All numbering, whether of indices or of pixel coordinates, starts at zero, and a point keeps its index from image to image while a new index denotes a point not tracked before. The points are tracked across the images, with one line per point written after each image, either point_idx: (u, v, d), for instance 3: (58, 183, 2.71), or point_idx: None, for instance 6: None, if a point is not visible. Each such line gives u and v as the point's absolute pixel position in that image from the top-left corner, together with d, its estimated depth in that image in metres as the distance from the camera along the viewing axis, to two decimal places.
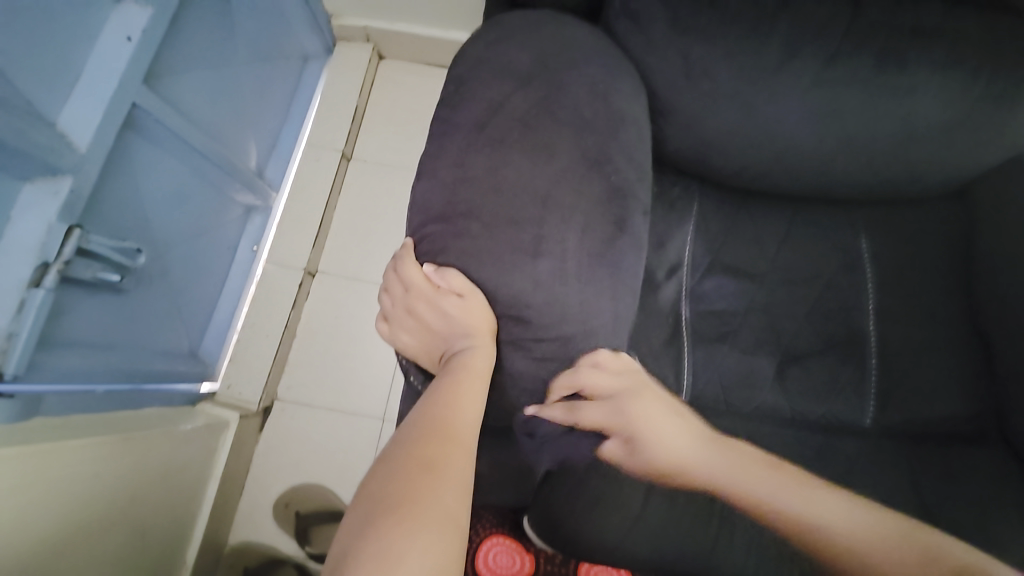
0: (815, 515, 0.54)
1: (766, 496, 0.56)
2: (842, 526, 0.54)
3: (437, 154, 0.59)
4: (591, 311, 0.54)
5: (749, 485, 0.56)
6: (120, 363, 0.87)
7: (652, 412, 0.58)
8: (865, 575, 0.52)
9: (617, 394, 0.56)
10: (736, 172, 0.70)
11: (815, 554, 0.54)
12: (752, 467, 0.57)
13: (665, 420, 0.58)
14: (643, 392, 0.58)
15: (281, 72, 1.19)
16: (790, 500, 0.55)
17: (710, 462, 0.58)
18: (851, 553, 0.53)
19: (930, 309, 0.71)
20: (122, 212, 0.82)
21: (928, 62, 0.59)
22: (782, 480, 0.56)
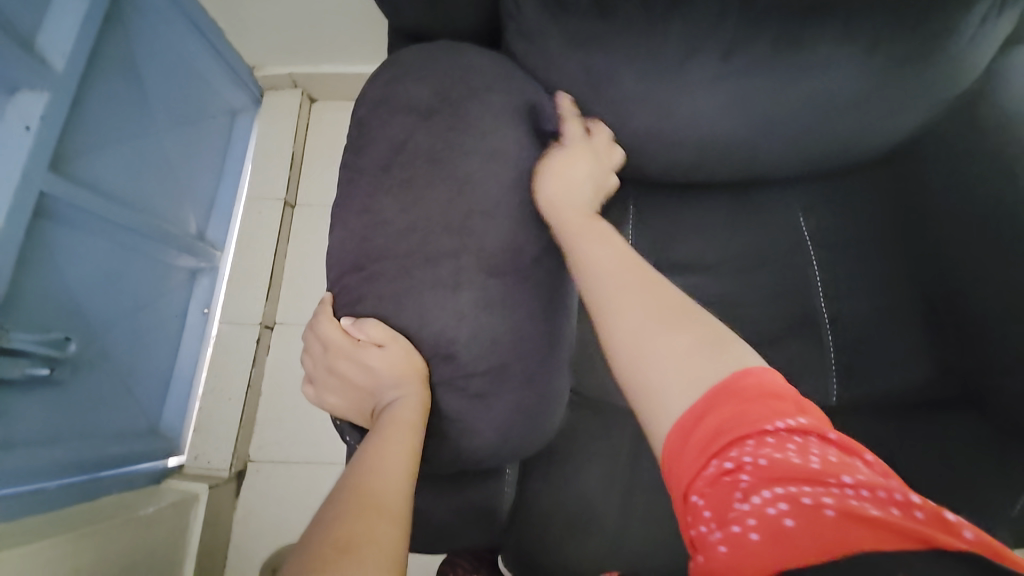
0: (650, 306, 0.43)
1: (649, 326, 0.42)
2: (680, 334, 0.40)
3: (348, 201, 0.57)
4: (562, 174, 0.57)
5: (632, 325, 0.42)
6: (75, 456, 0.84)
7: (583, 238, 0.52)
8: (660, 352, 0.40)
9: (564, 225, 0.54)
10: (662, 170, 0.69)
11: (634, 334, 0.42)
12: (669, 306, 0.43)
13: (598, 245, 0.51)
14: (588, 224, 0.53)
15: (209, 130, 1.16)
16: (698, 356, 0.39)
17: (578, 236, 0.52)
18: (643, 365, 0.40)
19: (880, 279, 0.71)
20: (46, 304, 0.79)
21: (825, 40, 0.58)
22: (689, 333, 0.40)
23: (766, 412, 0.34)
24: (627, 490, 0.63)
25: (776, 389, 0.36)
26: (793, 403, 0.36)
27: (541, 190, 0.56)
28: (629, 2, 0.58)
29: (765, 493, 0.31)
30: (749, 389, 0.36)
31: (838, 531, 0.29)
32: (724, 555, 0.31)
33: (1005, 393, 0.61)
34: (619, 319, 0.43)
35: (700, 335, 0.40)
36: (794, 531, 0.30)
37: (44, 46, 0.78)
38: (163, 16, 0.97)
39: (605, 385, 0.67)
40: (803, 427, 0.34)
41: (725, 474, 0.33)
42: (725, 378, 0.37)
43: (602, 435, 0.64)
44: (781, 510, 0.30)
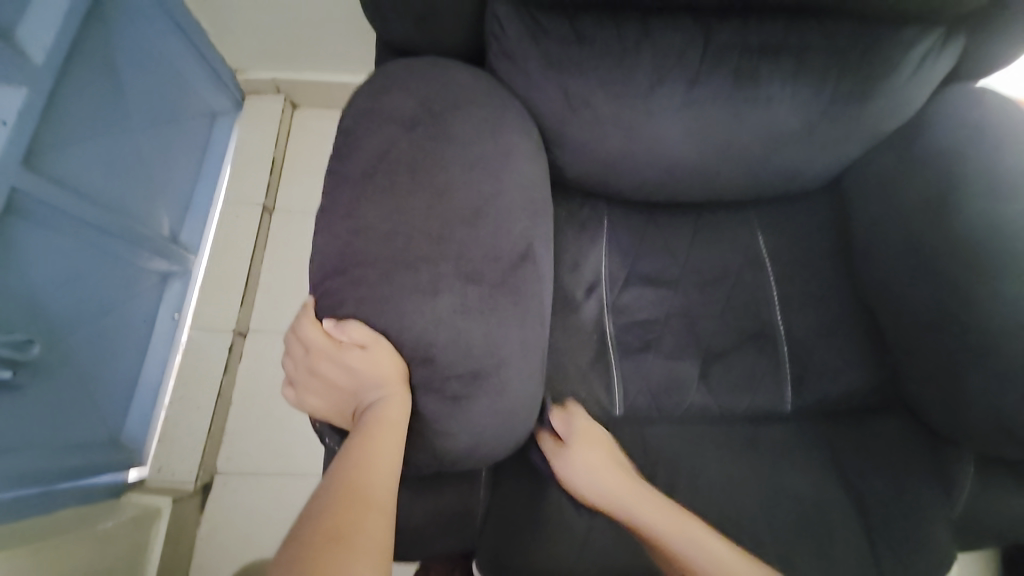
0: (733, 566, 0.56)
1: (728, 564, 0.56)
2: (750, 568, 0.56)
3: (331, 208, 0.58)
4: (587, 455, 0.60)
5: (726, 564, 0.56)
6: (31, 464, 0.80)
7: (619, 491, 0.59)
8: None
9: (613, 502, 0.59)
10: (635, 188, 0.73)
11: (720, 567, 0.55)
12: (734, 554, 0.57)
13: (629, 492, 0.59)
14: (626, 479, 0.60)
15: (186, 132, 1.15)
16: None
17: (631, 503, 0.58)
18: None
19: (824, 293, 0.76)
20: (9, 303, 0.76)
21: (781, 74, 0.64)
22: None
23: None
24: None
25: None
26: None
27: (572, 480, 0.60)
28: (605, 30, 0.62)
29: None
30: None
31: None
32: None
33: (924, 398, 0.69)
34: (690, 566, 0.55)
35: (775, 570, 0.57)
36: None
37: (23, 38, 0.77)
38: (147, 19, 0.98)
39: (579, 391, 0.69)
40: None
41: None
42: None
43: None
44: None
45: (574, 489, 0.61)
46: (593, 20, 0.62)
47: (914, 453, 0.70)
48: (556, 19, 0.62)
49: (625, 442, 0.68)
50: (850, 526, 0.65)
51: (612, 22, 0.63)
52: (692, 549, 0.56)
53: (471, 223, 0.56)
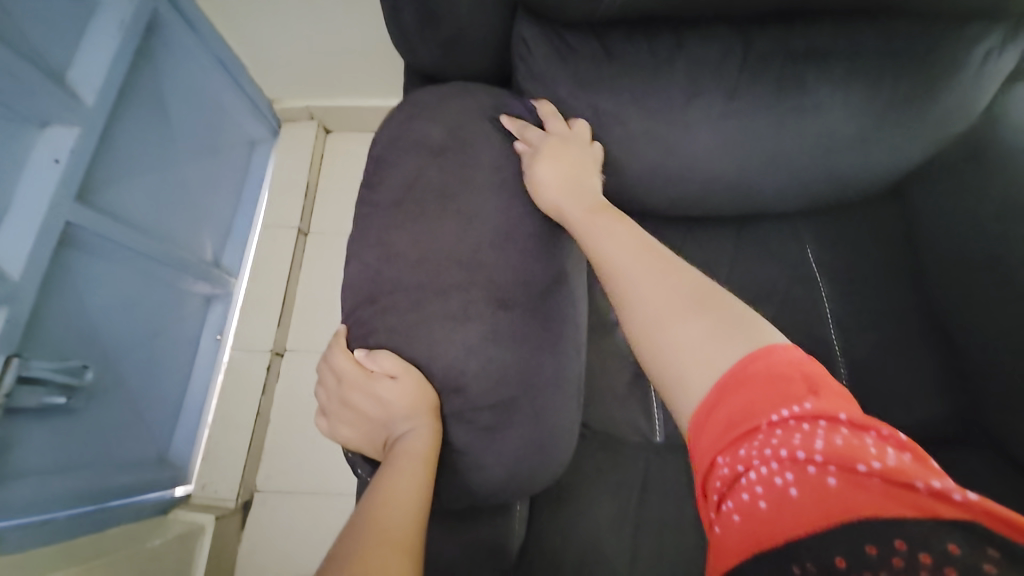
0: (674, 289, 0.43)
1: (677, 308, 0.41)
2: (697, 321, 0.40)
3: (362, 236, 0.59)
4: (554, 163, 0.57)
5: (687, 341, 0.39)
6: (86, 484, 0.84)
7: (600, 228, 0.51)
8: (683, 334, 0.39)
9: (565, 208, 0.55)
10: (670, 203, 0.70)
11: (678, 342, 0.40)
12: (684, 295, 0.42)
13: (611, 229, 0.51)
14: (603, 216, 0.52)
15: (227, 160, 1.20)
16: (719, 341, 0.38)
17: (590, 225, 0.52)
18: (669, 357, 0.40)
19: (891, 311, 0.71)
20: (66, 331, 0.80)
21: (827, 80, 0.60)
22: (708, 318, 0.40)
23: (778, 399, 0.34)
24: (639, 528, 0.61)
25: (793, 369, 0.35)
26: (804, 385, 0.34)
27: (537, 187, 0.57)
28: (635, 45, 0.60)
29: (784, 473, 0.31)
30: (768, 367, 0.35)
31: (839, 499, 0.29)
32: (737, 523, 0.32)
33: (1013, 427, 0.60)
34: (661, 335, 0.41)
35: (721, 319, 0.39)
36: (799, 500, 0.30)
37: (74, 80, 0.82)
38: (190, 54, 1.03)
39: (617, 418, 0.66)
40: (811, 412, 0.33)
41: (736, 472, 0.33)
42: (735, 364, 0.36)
43: (613, 470, 0.64)
44: (788, 481, 0.30)
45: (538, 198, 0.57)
46: (622, 36, 0.61)
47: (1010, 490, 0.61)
48: (583, 37, 0.61)
49: (668, 473, 0.64)
50: None
51: (643, 36, 0.61)
52: None
53: (500, 248, 0.55)
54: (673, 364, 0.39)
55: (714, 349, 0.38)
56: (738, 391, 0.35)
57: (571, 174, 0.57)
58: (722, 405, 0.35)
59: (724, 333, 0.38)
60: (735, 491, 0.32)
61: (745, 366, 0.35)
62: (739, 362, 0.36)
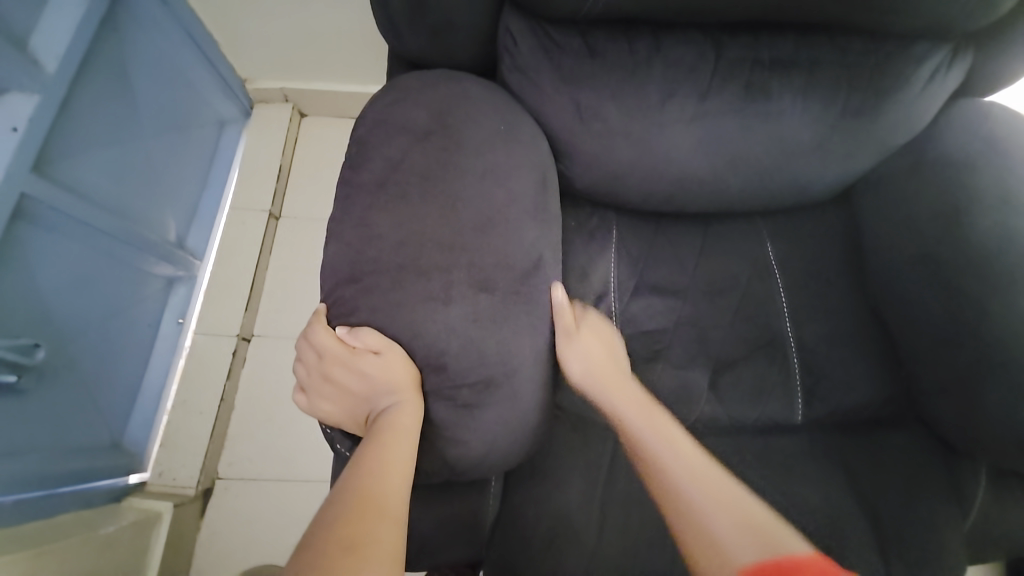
0: (710, 485, 0.50)
1: (711, 504, 0.49)
2: (729, 517, 0.47)
3: (343, 215, 0.59)
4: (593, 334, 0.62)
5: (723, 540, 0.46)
6: (33, 469, 0.79)
7: (639, 415, 0.57)
8: (718, 530, 0.46)
9: (603, 382, 0.60)
10: (644, 198, 0.73)
11: (714, 535, 0.46)
12: (717, 491, 0.50)
13: (652, 420, 0.57)
14: (646, 407, 0.59)
15: (195, 139, 1.16)
16: (747, 540, 0.45)
17: (633, 411, 0.58)
18: (720, 555, 0.45)
19: (836, 306, 0.76)
20: (18, 309, 0.76)
21: (790, 88, 0.65)
22: (737, 516, 0.47)
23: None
24: (607, 504, 0.65)
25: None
26: None
27: (569, 356, 0.59)
28: (616, 43, 0.63)
29: None
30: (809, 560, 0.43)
31: None
32: None
33: (940, 412, 0.69)
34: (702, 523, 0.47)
35: (747, 521, 0.47)
36: None
37: (37, 46, 0.78)
38: (159, 28, 0.99)
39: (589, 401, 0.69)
40: None
41: None
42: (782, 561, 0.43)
43: (584, 450, 0.67)
44: None
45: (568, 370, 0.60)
46: (605, 35, 0.64)
47: (935, 466, 0.69)
48: (567, 33, 0.63)
49: None
50: (862, 538, 0.65)
51: (624, 37, 0.64)
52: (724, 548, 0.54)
53: (483, 232, 0.57)
54: (725, 564, 0.44)
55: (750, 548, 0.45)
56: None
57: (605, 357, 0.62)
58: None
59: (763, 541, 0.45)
60: None
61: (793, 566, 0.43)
62: (785, 553, 0.44)
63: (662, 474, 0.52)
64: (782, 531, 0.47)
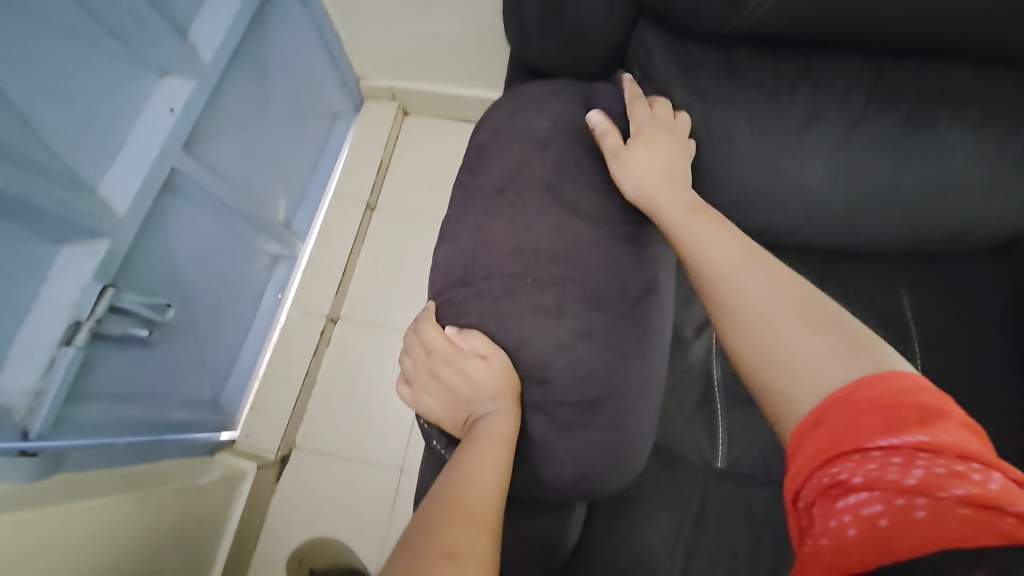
0: (777, 291, 0.44)
1: (782, 321, 0.42)
2: (813, 333, 0.41)
3: (459, 218, 0.59)
4: (697, 228, 0.50)
5: (806, 367, 0.40)
6: (143, 415, 0.88)
7: (696, 226, 0.50)
8: (798, 347, 0.41)
9: (657, 200, 0.54)
10: (764, 228, 0.68)
11: (789, 349, 0.41)
12: (796, 306, 0.43)
13: (712, 232, 0.50)
14: (695, 211, 0.52)
15: (311, 129, 1.24)
16: (831, 355, 0.39)
17: (690, 225, 0.51)
18: (789, 378, 0.40)
19: (984, 375, 0.66)
20: (154, 270, 0.85)
21: (959, 122, 0.58)
22: (827, 333, 0.40)
23: (886, 423, 0.34)
24: (693, 551, 0.60)
25: (905, 398, 0.35)
26: (915, 413, 0.34)
27: (625, 174, 0.56)
28: (760, 62, 0.60)
29: (862, 493, 0.32)
30: (888, 394, 0.35)
31: (927, 529, 0.29)
32: (825, 543, 0.33)
33: None
34: (764, 338, 0.42)
35: (838, 333, 0.40)
36: (887, 529, 0.31)
37: (197, 37, 0.85)
38: (295, 25, 1.06)
39: (680, 436, 0.65)
40: (912, 443, 0.33)
41: (832, 481, 0.34)
42: (861, 380, 0.37)
43: (672, 488, 0.63)
44: (893, 500, 0.31)
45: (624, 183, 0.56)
46: (749, 55, 0.60)
47: None
48: (708, 50, 0.60)
49: (726, 501, 0.63)
50: None
51: (768, 57, 0.60)
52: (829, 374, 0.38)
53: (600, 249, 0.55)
54: (791, 372, 0.40)
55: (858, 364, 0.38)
56: (874, 405, 0.35)
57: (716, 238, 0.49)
58: (841, 431, 0.35)
59: (845, 352, 0.39)
60: (828, 502, 0.34)
61: (873, 381, 0.36)
62: (873, 381, 0.36)
63: (719, 291, 0.46)
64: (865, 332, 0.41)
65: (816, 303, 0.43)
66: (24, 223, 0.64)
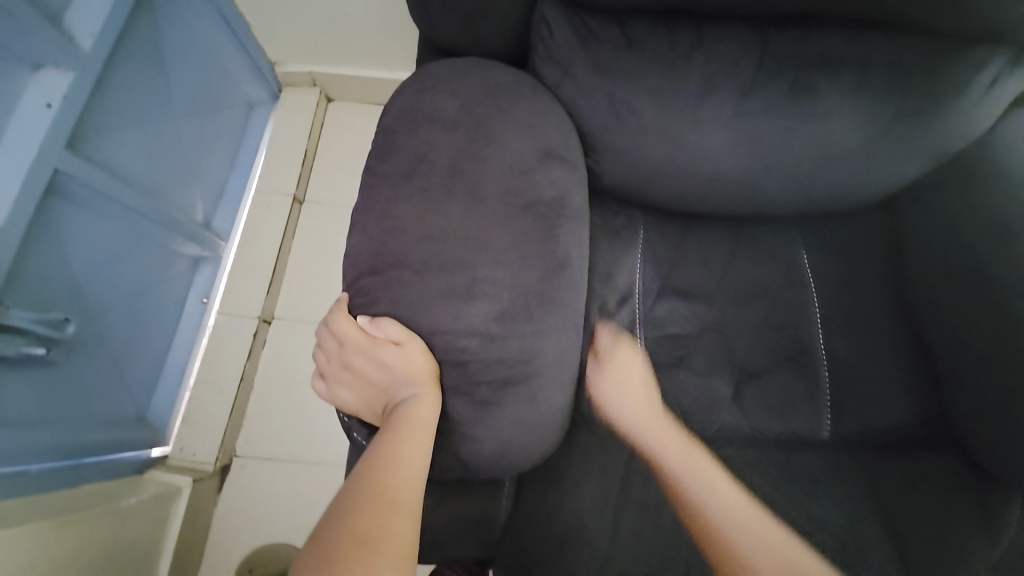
0: (724, 503, 0.60)
1: (751, 542, 0.57)
2: (715, 495, 0.61)
3: (367, 205, 0.58)
4: (624, 384, 0.67)
5: (767, 575, 0.55)
6: (60, 436, 0.82)
7: (660, 437, 0.65)
8: (753, 548, 0.57)
9: (637, 430, 0.65)
10: (675, 199, 0.71)
11: (727, 526, 0.58)
12: (693, 467, 0.63)
13: (671, 442, 0.65)
14: (661, 421, 0.66)
15: (224, 121, 1.17)
16: (754, 534, 0.58)
17: (655, 434, 0.65)
18: (740, 560, 0.56)
19: (874, 322, 0.73)
20: (48, 285, 0.78)
21: (836, 89, 0.62)
22: (777, 559, 0.56)
23: None
24: (622, 509, 0.64)
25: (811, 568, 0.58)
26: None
27: (597, 376, 0.66)
28: (656, 35, 0.61)
29: None
30: None
31: None
32: None
33: (984, 438, 0.64)
34: (709, 519, 0.59)
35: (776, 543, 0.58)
36: None
37: (72, 23, 0.77)
38: (193, 7, 0.98)
39: (607, 403, 0.68)
40: None
41: None
42: None
43: (601, 454, 0.66)
44: None
45: (594, 385, 0.67)
46: (645, 28, 0.61)
47: (963, 488, 0.64)
48: (606, 24, 0.61)
49: None
50: (886, 565, 0.61)
51: (663, 29, 0.61)
52: (712, 504, 0.60)
53: (523, 235, 0.56)
54: (745, 565, 0.55)
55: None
56: None
57: (634, 388, 0.67)
58: None
59: (783, 559, 0.57)
60: None
61: None
62: None
63: (701, 520, 0.60)
64: (792, 544, 0.59)
65: (727, 491, 0.61)
66: None
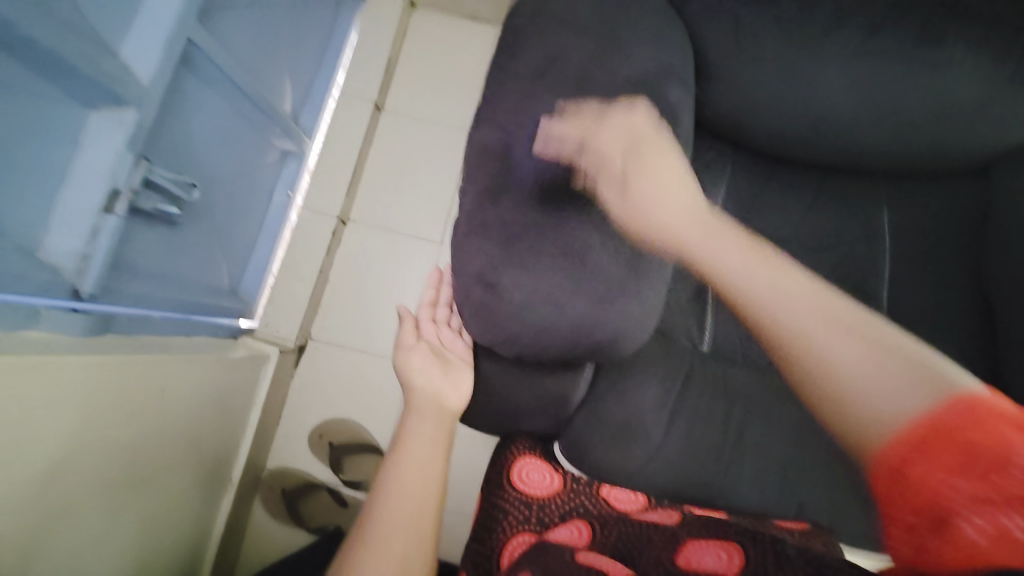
0: (821, 332, 0.43)
1: (822, 341, 0.43)
2: (836, 344, 0.43)
3: (495, 102, 0.62)
4: (657, 188, 0.55)
5: (855, 370, 0.41)
6: (174, 293, 0.92)
7: (756, 278, 0.48)
8: (842, 354, 0.42)
9: (690, 242, 0.52)
10: (771, 139, 0.73)
11: (853, 381, 0.41)
12: (833, 313, 0.44)
13: (766, 272, 0.49)
14: (755, 259, 0.50)
15: (319, 17, 1.16)
16: (891, 375, 0.40)
17: (743, 267, 0.50)
18: (863, 400, 0.41)
19: (939, 281, 0.77)
20: (175, 153, 0.84)
21: (963, 40, 0.64)
22: (872, 347, 0.42)
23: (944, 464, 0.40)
24: (677, 412, 0.73)
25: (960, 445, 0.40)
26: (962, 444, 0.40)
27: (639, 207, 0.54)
28: None
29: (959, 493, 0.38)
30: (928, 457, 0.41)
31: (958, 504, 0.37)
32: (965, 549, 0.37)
33: None
34: (825, 361, 0.43)
35: (905, 357, 0.41)
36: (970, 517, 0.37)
37: None
38: None
39: (675, 323, 0.76)
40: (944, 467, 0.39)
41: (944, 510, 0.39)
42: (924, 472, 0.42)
43: (664, 363, 0.74)
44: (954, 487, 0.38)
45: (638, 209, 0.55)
46: None
47: None
48: None
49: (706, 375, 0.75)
50: None
51: None
52: (838, 347, 0.42)
53: None
54: (877, 406, 0.40)
55: (925, 403, 0.39)
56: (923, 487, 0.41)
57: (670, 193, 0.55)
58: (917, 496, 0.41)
59: (917, 374, 0.40)
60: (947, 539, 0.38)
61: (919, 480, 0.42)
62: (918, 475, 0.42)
63: (818, 369, 0.43)
64: (934, 355, 0.42)
65: (793, 317, 0.45)
66: (48, 75, 0.60)
